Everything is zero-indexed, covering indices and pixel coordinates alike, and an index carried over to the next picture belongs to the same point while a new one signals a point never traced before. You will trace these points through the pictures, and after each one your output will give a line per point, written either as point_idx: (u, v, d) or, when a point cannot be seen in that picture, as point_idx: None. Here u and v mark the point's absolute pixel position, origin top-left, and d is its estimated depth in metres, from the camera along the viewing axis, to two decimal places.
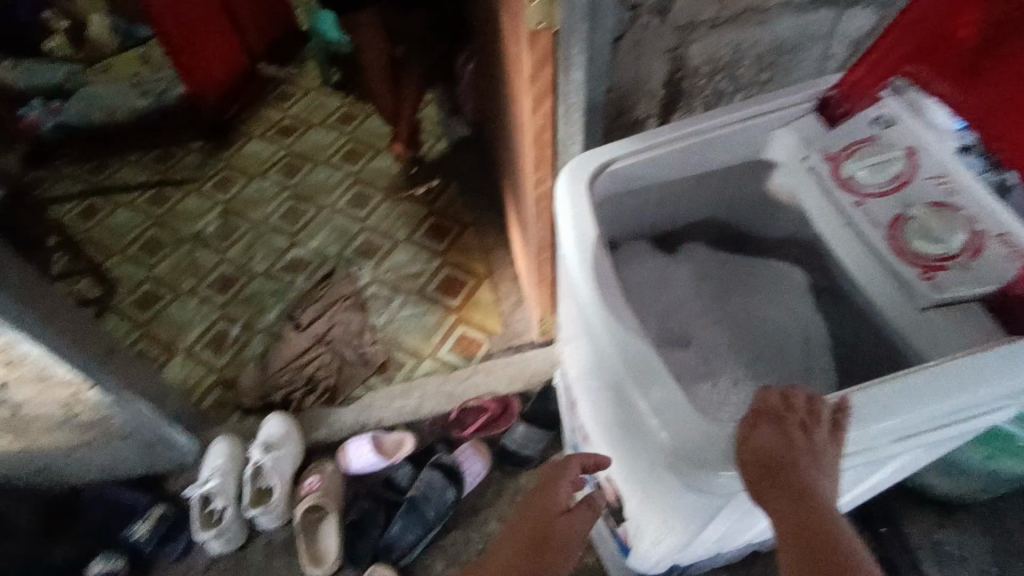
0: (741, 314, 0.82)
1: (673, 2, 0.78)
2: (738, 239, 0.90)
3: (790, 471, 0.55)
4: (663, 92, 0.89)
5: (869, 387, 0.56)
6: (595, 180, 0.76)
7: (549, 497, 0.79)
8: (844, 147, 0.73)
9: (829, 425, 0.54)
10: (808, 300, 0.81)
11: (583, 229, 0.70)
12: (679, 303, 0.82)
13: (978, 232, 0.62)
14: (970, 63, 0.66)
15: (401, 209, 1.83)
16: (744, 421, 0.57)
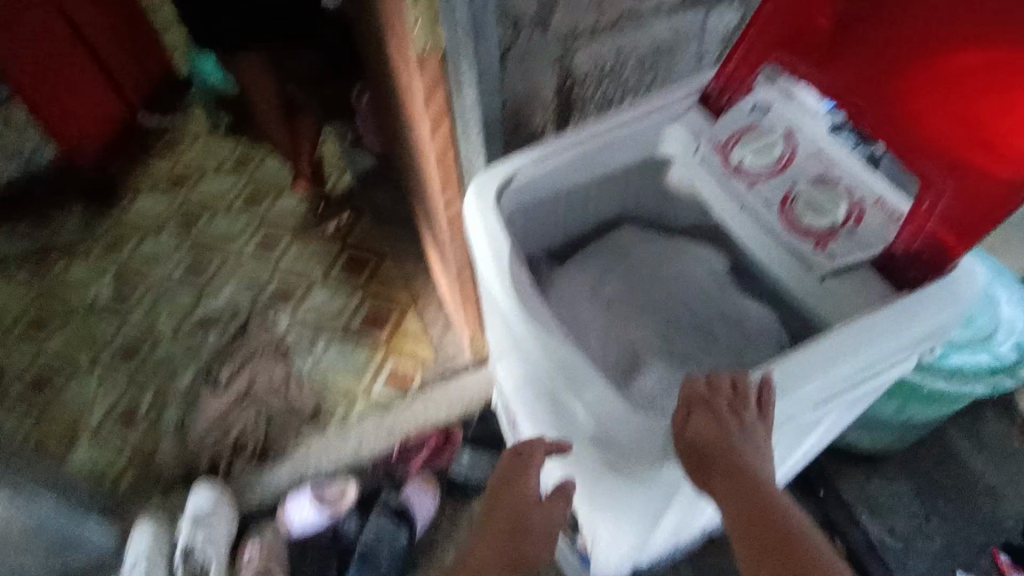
0: (663, 301, 0.83)
1: (553, 14, 0.79)
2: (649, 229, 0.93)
3: (727, 454, 0.56)
4: (556, 103, 0.90)
5: (789, 359, 0.57)
6: (501, 195, 0.76)
7: (518, 484, 0.72)
8: (730, 134, 0.77)
9: (756, 404, 0.55)
10: (720, 279, 0.85)
11: (497, 245, 0.70)
12: (605, 304, 0.83)
13: (858, 200, 0.67)
14: (829, 49, 0.71)
15: (315, 247, 1.78)
16: (677, 414, 0.57)
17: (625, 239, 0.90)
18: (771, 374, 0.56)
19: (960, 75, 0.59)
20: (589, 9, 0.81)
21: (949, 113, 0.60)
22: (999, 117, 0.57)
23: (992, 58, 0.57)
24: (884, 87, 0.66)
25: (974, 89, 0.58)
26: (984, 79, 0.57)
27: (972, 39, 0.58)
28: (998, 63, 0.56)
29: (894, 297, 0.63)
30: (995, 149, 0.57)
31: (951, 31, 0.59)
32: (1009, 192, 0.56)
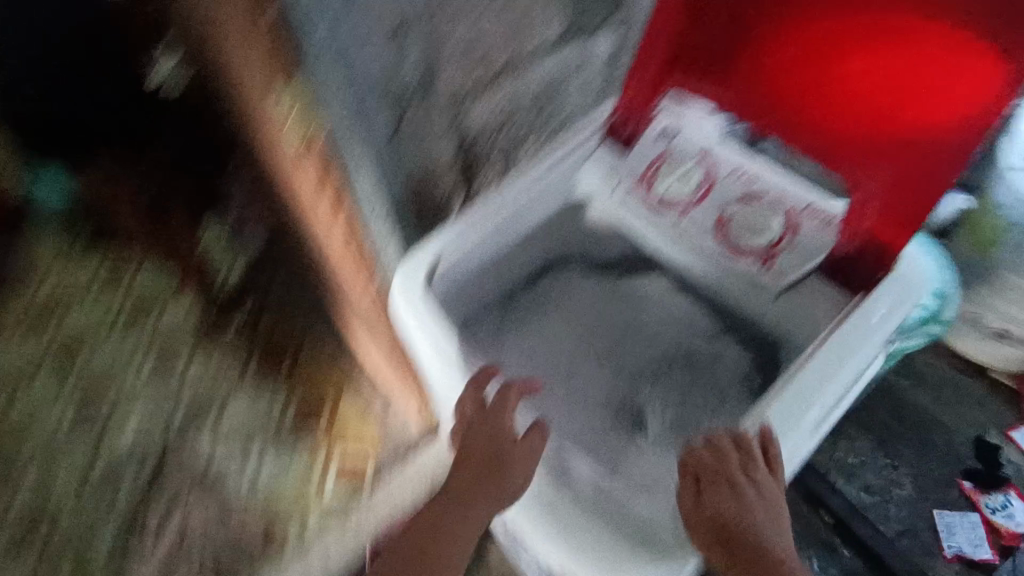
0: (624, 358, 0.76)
1: (436, 78, 0.73)
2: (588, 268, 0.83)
3: (740, 522, 0.58)
4: (458, 163, 0.85)
5: (777, 403, 0.57)
6: (428, 282, 0.69)
7: (494, 431, 0.64)
8: (646, 169, 0.75)
9: (764, 463, 0.56)
10: (675, 306, 0.76)
11: (440, 342, 0.66)
12: (562, 381, 0.74)
13: (789, 211, 0.66)
14: (722, 63, 0.69)
15: (219, 356, 1.59)
16: (687, 491, 0.58)
17: (566, 296, 0.80)
18: (767, 426, 0.56)
19: (860, 72, 0.58)
20: (473, 65, 0.75)
21: (861, 109, 0.60)
22: (911, 107, 0.56)
23: (888, 51, 0.56)
24: (789, 93, 0.66)
25: (878, 84, 0.58)
26: (886, 73, 0.57)
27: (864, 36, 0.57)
28: (895, 56, 0.55)
29: (851, 304, 0.63)
30: (915, 138, 0.57)
31: (842, 30, 0.58)
32: (960, 152, 0.54)
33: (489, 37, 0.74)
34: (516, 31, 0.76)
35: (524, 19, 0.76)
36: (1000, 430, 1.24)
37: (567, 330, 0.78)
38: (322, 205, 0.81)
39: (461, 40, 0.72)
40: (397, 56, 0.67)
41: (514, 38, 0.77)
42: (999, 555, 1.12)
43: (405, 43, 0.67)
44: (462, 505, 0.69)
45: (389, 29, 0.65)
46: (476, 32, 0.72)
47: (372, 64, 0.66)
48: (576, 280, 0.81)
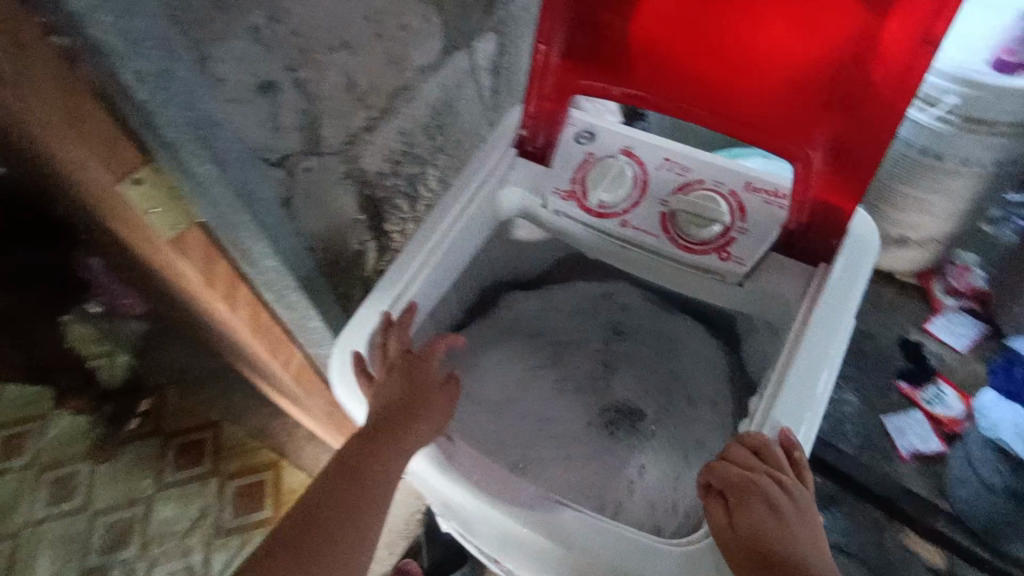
0: (580, 374, 0.77)
1: (321, 131, 0.64)
2: (525, 289, 0.81)
3: (779, 544, 0.50)
4: (365, 215, 0.76)
5: (780, 399, 0.55)
6: (364, 380, 0.62)
7: (418, 370, 0.63)
8: (573, 177, 0.69)
9: (791, 466, 0.52)
10: (610, 302, 0.79)
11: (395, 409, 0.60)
12: (538, 412, 0.73)
13: (729, 193, 0.63)
14: (623, 58, 0.66)
15: (129, 458, 1.51)
16: (717, 511, 0.53)
17: (515, 322, 0.79)
18: (788, 430, 0.53)
19: (775, 35, 0.57)
20: (356, 107, 0.67)
21: (783, 73, 0.58)
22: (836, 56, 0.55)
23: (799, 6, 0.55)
24: (701, 76, 0.62)
25: (797, 42, 0.56)
26: (803, 28, 0.56)
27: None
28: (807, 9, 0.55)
29: (817, 278, 0.61)
30: (847, 86, 0.56)
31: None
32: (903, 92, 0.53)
33: (366, 73, 0.66)
34: (393, 59, 0.69)
35: (399, 45, 0.68)
36: (916, 328, 1.34)
37: (519, 356, 0.77)
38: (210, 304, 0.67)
39: (337, 82, 0.63)
40: (271, 117, 0.58)
41: (393, 67, 0.69)
42: (947, 442, 1.19)
43: (278, 100, 0.57)
44: (354, 487, 0.59)
45: (257, 90, 0.55)
46: (352, 69, 0.64)
47: (246, 133, 0.56)
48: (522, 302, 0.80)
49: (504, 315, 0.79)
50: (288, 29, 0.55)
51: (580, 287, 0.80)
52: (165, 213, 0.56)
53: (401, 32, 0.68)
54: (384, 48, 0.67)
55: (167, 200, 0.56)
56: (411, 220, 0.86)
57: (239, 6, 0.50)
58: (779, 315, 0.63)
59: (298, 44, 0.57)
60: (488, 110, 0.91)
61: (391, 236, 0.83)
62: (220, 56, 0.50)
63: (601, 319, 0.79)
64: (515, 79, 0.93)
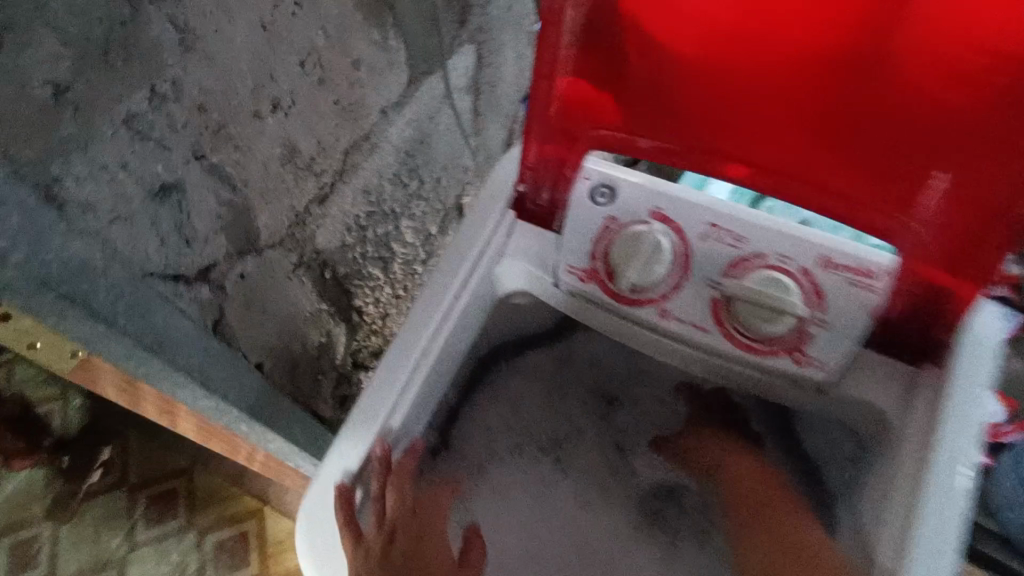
0: (594, 467, 0.63)
1: (256, 223, 0.47)
2: (501, 377, 0.63)
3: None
4: (328, 300, 0.60)
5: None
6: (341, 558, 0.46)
7: (430, 527, 0.50)
8: (592, 250, 0.53)
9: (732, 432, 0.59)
10: (603, 367, 0.64)
11: None
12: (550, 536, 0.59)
13: (802, 273, 0.48)
14: (649, 102, 0.49)
15: (94, 515, 1.31)
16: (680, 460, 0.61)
17: (497, 422, 0.62)
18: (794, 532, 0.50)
19: (867, 72, 0.41)
20: (301, 180, 0.50)
21: (880, 121, 0.43)
22: (960, 98, 0.39)
23: (901, 34, 0.38)
24: (760, 125, 0.46)
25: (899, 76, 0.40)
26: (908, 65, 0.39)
27: (856, 24, 0.39)
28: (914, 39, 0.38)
29: (925, 385, 0.46)
30: (976, 139, 0.40)
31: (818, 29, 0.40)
32: None
33: (311, 134, 0.49)
34: (345, 109, 0.51)
35: (351, 87, 0.51)
36: None
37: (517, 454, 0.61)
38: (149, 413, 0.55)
39: (271, 156, 0.46)
40: (180, 227, 0.41)
41: (347, 117, 0.52)
42: None
43: (187, 202, 0.41)
44: None
45: (152, 198, 0.38)
46: (290, 135, 0.47)
47: (147, 261, 0.39)
48: (496, 394, 0.62)
49: (485, 410, 0.61)
50: (183, 107, 0.37)
51: (565, 361, 0.64)
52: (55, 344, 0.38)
53: (353, 71, 0.51)
54: (331, 97, 0.49)
55: (54, 337, 0.37)
56: (385, 285, 0.70)
57: (99, 95, 0.32)
58: (873, 429, 0.49)
59: (206, 121, 0.39)
60: (469, 136, 0.73)
61: (362, 311, 0.67)
62: (83, 173, 0.33)
63: (576, 388, 0.64)
64: (498, 94, 0.76)
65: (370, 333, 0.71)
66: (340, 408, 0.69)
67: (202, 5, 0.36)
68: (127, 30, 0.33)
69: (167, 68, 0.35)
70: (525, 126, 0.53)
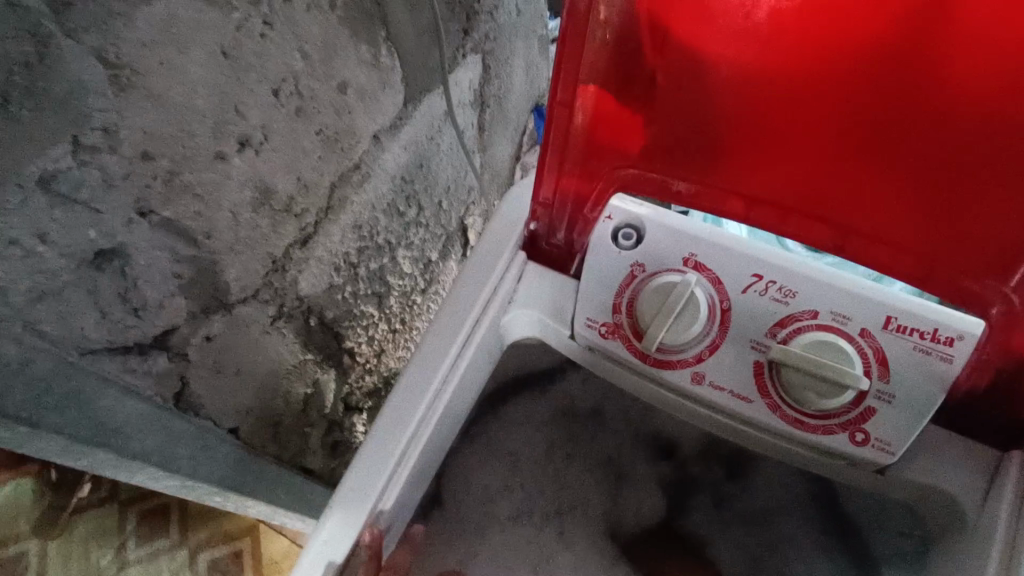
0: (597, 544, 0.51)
1: (224, 277, 0.40)
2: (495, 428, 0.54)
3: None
4: (314, 349, 0.53)
5: None
6: None
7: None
8: (615, 302, 0.46)
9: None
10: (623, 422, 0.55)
11: None
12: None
13: (864, 337, 0.41)
14: (686, 145, 0.42)
15: (82, 532, 1.22)
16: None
17: (494, 481, 0.52)
18: None
19: (948, 116, 0.34)
20: (278, 223, 0.43)
21: (967, 176, 0.36)
22: None
23: (998, 79, 0.32)
24: (818, 167, 0.40)
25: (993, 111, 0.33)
26: (1004, 113, 0.33)
27: (942, 62, 0.33)
28: (1014, 83, 0.32)
29: (1009, 471, 0.40)
30: None
31: (894, 67, 0.34)
32: None
33: (288, 172, 0.42)
34: (331, 139, 0.44)
35: (337, 115, 0.44)
36: None
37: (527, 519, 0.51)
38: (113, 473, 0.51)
39: (240, 201, 0.39)
40: (126, 296, 0.34)
41: (332, 148, 0.45)
42: None
43: (134, 266, 0.34)
44: None
45: (86, 266, 0.31)
46: (263, 175, 0.40)
47: (83, 339, 0.32)
48: (498, 449, 0.53)
49: (491, 467, 0.53)
50: (120, 157, 0.30)
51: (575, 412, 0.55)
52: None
53: (339, 96, 0.43)
54: (313, 128, 0.42)
55: None
56: (380, 321, 0.63)
57: (2, 154, 0.26)
58: (941, 519, 0.42)
59: (154, 171, 0.33)
60: (474, 155, 0.66)
61: (354, 352, 0.61)
62: None
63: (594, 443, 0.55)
64: (505, 108, 0.68)
65: (364, 373, 0.64)
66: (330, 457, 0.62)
67: (142, 33, 0.29)
68: (37, 72, 0.26)
69: (96, 114, 0.28)
70: (539, 164, 0.47)
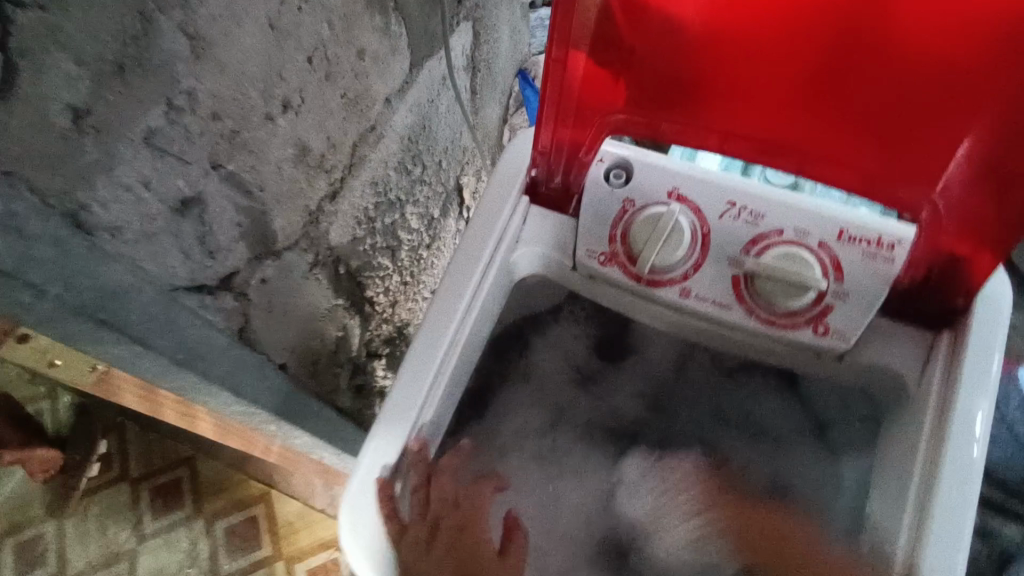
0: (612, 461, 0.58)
1: (272, 225, 0.46)
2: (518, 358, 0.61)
3: (798, 545, 0.50)
4: (342, 295, 0.59)
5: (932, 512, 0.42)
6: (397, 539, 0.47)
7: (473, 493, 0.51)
8: (610, 234, 0.53)
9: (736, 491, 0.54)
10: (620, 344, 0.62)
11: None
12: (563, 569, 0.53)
13: (821, 247, 0.48)
14: (668, 92, 0.49)
15: (97, 510, 1.20)
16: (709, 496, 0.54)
17: (511, 400, 0.59)
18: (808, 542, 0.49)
19: (882, 62, 0.41)
20: (313, 178, 0.49)
21: (900, 106, 0.43)
22: (980, 68, 0.39)
23: (921, 30, 0.39)
24: (779, 106, 0.47)
25: (916, 55, 0.40)
26: (926, 57, 0.40)
27: (874, 19, 0.40)
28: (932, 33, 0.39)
29: (940, 349, 0.49)
30: (996, 105, 0.41)
31: (837, 22, 0.41)
32: None
33: (320, 132, 0.47)
34: (352, 101, 0.50)
35: (357, 80, 0.49)
36: None
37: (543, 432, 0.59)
38: (171, 414, 0.57)
39: (283, 157, 0.45)
40: (203, 239, 0.40)
41: (353, 110, 0.51)
42: None
43: (209, 214, 0.39)
44: None
45: (174, 214, 0.37)
46: (301, 134, 0.46)
47: (173, 276, 0.38)
48: (514, 376, 0.60)
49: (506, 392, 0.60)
50: (199, 117, 0.36)
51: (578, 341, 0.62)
52: (69, 352, 0.43)
53: (358, 62, 0.49)
54: (338, 91, 0.48)
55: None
56: (394, 273, 0.69)
57: (119, 115, 0.31)
58: (889, 394, 0.51)
59: (221, 130, 0.38)
60: (468, 116, 0.72)
61: (373, 302, 0.67)
62: (110, 197, 0.32)
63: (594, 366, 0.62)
64: (493, 72, 0.74)
65: (381, 322, 0.70)
66: (356, 397, 0.69)
67: (212, 9, 0.34)
68: (142, 43, 0.31)
69: (183, 80, 0.34)
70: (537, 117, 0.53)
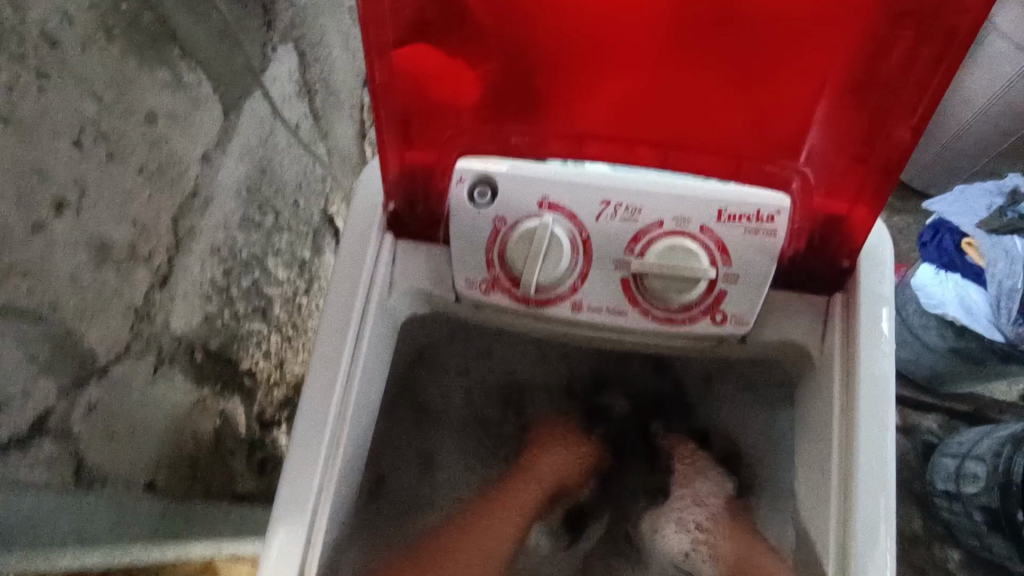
0: None
1: (87, 341, 0.39)
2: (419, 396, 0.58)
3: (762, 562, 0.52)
4: (205, 380, 0.52)
5: (858, 495, 0.42)
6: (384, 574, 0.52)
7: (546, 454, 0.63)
8: (487, 258, 0.49)
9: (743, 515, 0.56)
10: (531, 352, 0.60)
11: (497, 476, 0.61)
12: None
13: (700, 232, 0.46)
14: (512, 98, 0.46)
15: None
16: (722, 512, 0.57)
17: None
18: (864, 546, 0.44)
19: (719, 35, 0.40)
20: (128, 273, 0.41)
21: (747, 79, 0.42)
22: (812, 29, 0.39)
23: None
24: (628, 94, 0.44)
25: (751, 24, 0.39)
26: (760, 24, 0.38)
27: None
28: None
29: (835, 312, 0.48)
30: (835, 64, 0.40)
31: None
32: (912, 59, 0.38)
33: (122, 220, 0.40)
34: (156, 173, 0.42)
35: (156, 146, 0.42)
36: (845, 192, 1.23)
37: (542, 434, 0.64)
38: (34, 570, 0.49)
39: (76, 263, 0.37)
40: None
41: (162, 181, 0.43)
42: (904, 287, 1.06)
43: None
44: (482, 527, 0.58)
45: None
46: (95, 231, 0.38)
47: None
48: None
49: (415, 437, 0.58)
50: None
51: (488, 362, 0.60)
52: None
53: (152, 125, 0.41)
54: (132, 167, 0.40)
55: None
56: (271, 333, 0.62)
57: None
58: (798, 364, 0.51)
59: None
60: (315, 145, 0.65)
61: (254, 372, 0.60)
62: None
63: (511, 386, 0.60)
64: (333, 89, 0.67)
65: (271, 388, 0.64)
66: (259, 474, 0.63)
67: None
68: None
69: None
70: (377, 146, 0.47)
